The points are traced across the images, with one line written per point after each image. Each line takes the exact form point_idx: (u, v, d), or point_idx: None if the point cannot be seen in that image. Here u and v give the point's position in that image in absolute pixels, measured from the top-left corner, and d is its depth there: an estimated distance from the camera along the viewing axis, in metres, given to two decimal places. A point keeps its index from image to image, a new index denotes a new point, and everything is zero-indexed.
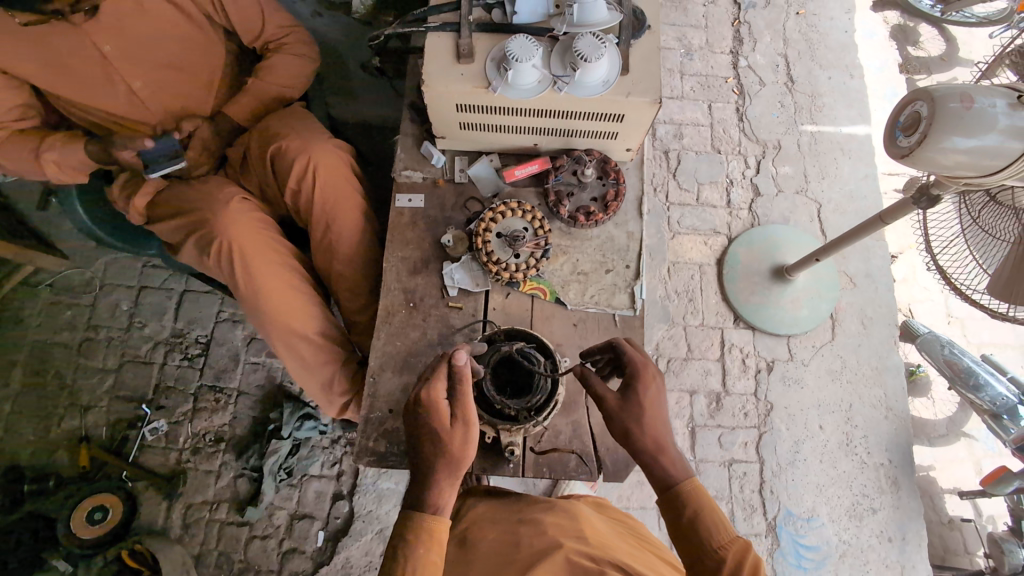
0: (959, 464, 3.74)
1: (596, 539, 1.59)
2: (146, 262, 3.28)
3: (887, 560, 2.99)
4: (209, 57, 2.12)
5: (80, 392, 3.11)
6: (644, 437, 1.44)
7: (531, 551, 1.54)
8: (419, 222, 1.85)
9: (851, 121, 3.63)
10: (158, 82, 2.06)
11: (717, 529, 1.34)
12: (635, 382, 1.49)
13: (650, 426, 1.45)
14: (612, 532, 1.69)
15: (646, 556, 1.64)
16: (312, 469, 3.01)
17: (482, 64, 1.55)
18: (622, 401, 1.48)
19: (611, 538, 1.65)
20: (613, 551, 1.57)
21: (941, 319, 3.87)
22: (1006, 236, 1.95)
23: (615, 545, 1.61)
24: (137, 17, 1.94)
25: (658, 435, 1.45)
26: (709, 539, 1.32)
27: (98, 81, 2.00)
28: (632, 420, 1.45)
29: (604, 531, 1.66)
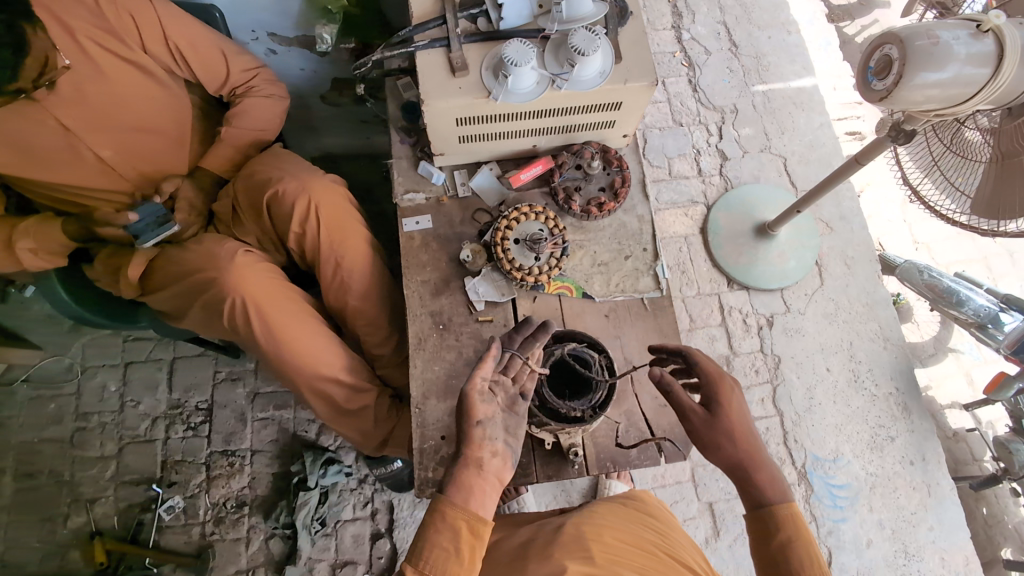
0: (952, 379, 3.95)
1: (605, 553, 1.38)
2: (127, 337, 3.12)
3: (913, 482, 3.12)
4: (176, 114, 2.07)
5: (81, 485, 2.93)
6: (731, 453, 1.49)
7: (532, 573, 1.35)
8: (431, 243, 1.83)
9: (797, 75, 3.78)
10: (126, 146, 2.01)
11: (809, 559, 1.35)
12: (717, 396, 1.52)
13: (737, 439, 1.50)
14: (627, 533, 1.49)
15: (665, 564, 1.43)
16: (344, 514, 2.91)
17: (478, 74, 1.55)
18: (709, 416, 1.52)
19: (624, 545, 1.44)
20: (623, 564, 1.37)
21: (909, 247, 4.07)
22: (982, 157, 2.09)
23: (626, 554, 1.41)
24: (97, 85, 1.88)
25: (744, 451, 1.49)
26: (797, 564, 1.35)
27: (63, 155, 1.93)
28: (719, 434, 1.50)
29: (617, 536, 1.45)
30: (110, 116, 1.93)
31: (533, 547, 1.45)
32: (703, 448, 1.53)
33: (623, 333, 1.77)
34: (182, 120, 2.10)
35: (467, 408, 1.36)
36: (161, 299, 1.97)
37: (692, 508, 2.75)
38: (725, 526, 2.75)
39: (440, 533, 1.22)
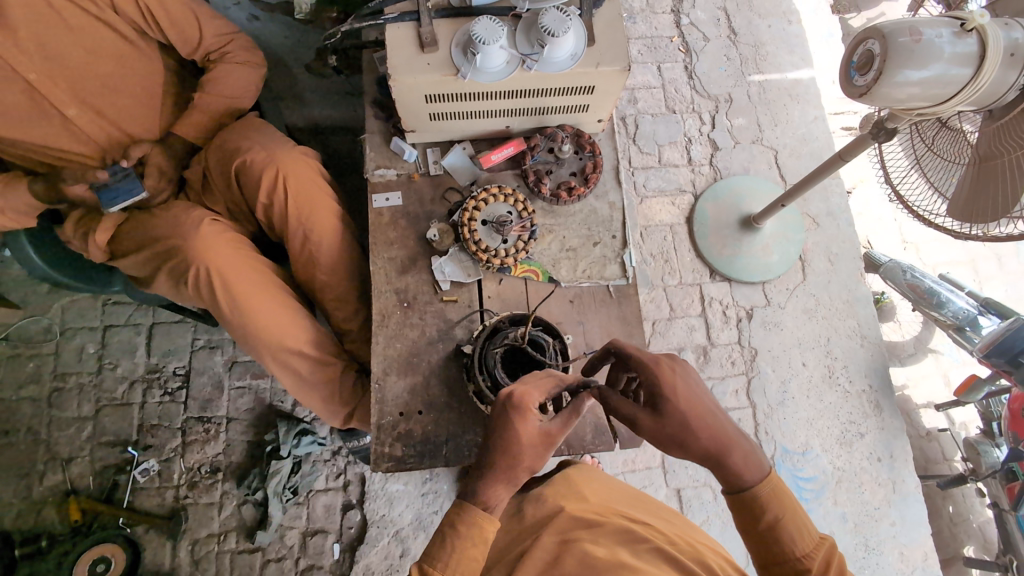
0: (928, 379, 3.95)
1: (598, 496, 1.55)
2: (107, 300, 3.13)
3: (879, 479, 3.17)
4: (146, 75, 2.07)
5: (58, 445, 2.95)
6: (695, 444, 1.36)
7: (535, 520, 1.49)
8: (400, 220, 1.82)
9: (795, 66, 3.73)
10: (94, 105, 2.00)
11: (800, 537, 1.30)
12: (660, 392, 1.37)
13: (693, 428, 1.36)
14: (613, 486, 1.66)
15: (648, 503, 1.64)
16: (316, 484, 2.95)
17: (447, 50, 1.52)
18: (657, 414, 1.38)
19: (613, 493, 1.61)
20: (615, 504, 1.54)
21: (897, 246, 4.06)
22: (961, 159, 2.08)
23: (617, 499, 1.58)
24: (62, 40, 1.89)
25: (705, 435, 1.36)
26: (786, 544, 1.30)
27: (33, 112, 1.93)
28: (676, 430, 1.36)
29: (604, 485, 1.64)
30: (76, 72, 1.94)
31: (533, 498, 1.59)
32: (667, 448, 1.41)
33: (586, 320, 1.78)
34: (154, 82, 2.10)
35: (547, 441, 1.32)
36: (128, 262, 1.94)
37: (660, 494, 2.79)
38: (692, 511, 2.79)
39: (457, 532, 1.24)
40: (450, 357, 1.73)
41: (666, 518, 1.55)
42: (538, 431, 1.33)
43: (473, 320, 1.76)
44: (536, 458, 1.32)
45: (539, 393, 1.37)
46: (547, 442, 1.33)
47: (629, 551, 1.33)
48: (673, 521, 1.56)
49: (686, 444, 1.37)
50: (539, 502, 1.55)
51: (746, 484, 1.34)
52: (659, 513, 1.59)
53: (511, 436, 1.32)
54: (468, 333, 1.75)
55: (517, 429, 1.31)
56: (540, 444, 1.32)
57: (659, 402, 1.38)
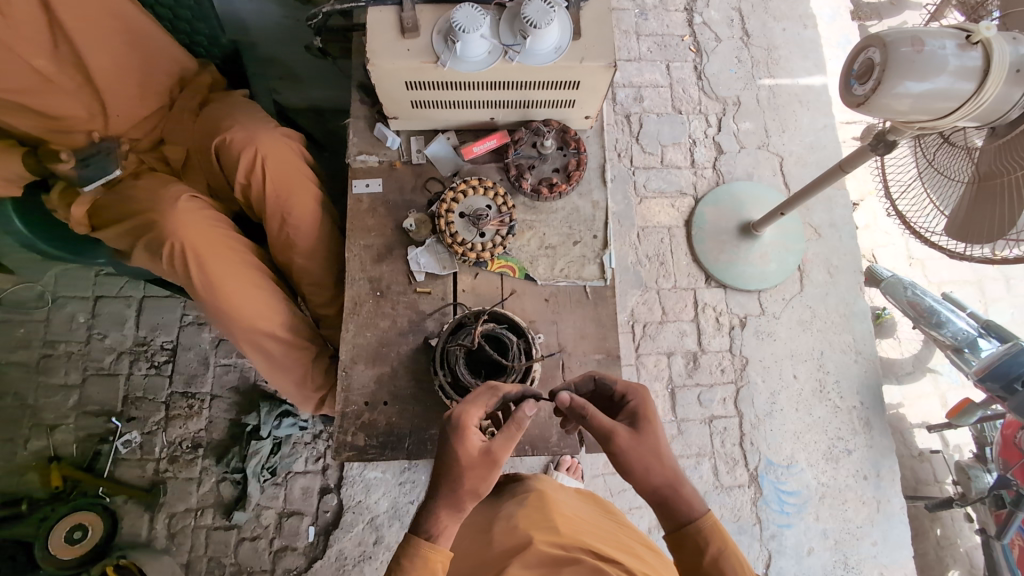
0: (926, 400, 3.87)
1: (569, 528, 1.51)
2: (99, 271, 3.14)
3: (864, 497, 3.12)
4: (140, 30, 1.93)
5: (44, 410, 2.99)
6: (651, 474, 1.36)
7: (503, 551, 1.46)
8: (378, 208, 1.79)
9: (807, 72, 3.64)
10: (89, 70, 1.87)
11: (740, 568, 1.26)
12: (644, 413, 1.42)
13: (660, 458, 1.37)
14: (587, 518, 1.63)
15: (622, 538, 1.62)
16: (295, 466, 2.96)
17: (429, 37, 1.49)
18: (636, 433, 1.38)
19: (587, 526, 1.58)
20: (586, 537, 1.51)
21: (902, 262, 3.97)
22: (959, 176, 2.03)
23: (588, 531, 1.55)
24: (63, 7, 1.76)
25: (662, 470, 1.36)
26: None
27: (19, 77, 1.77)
28: (645, 452, 1.37)
29: (577, 516, 1.61)
30: (70, 30, 1.77)
31: (502, 523, 1.57)
32: (628, 475, 1.37)
33: (560, 320, 1.75)
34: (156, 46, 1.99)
35: (494, 459, 1.30)
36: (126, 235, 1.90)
37: (639, 498, 2.75)
38: None
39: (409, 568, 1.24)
40: (419, 350, 1.71)
41: (638, 557, 1.53)
42: (479, 449, 1.32)
43: (445, 314, 1.73)
44: (478, 479, 1.30)
45: (480, 411, 1.37)
46: (489, 462, 1.31)
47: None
48: (646, 560, 1.53)
49: (648, 470, 1.36)
50: (500, 525, 1.56)
51: (686, 519, 1.32)
52: (631, 548, 1.58)
53: (453, 458, 1.32)
54: (440, 326, 1.73)
55: (458, 448, 1.32)
56: (483, 464, 1.31)
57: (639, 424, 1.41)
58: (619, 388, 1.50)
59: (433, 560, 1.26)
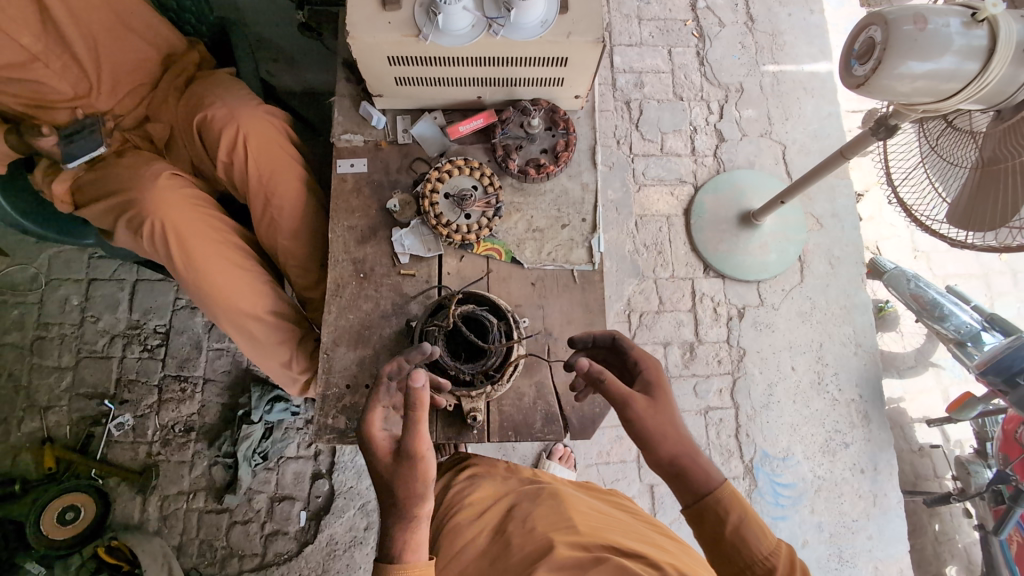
0: (927, 394, 3.81)
1: (588, 526, 1.45)
2: (93, 253, 3.14)
3: (861, 491, 3.08)
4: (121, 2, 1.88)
5: (37, 392, 2.99)
6: (666, 445, 1.33)
7: (523, 555, 1.40)
8: (363, 188, 1.76)
9: (812, 59, 3.56)
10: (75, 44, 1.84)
11: (762, 536, 1.25)
12: (658, 383, 1.41)
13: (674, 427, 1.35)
14: (603, 515, 1.56)
15: (641, 531, 1.56)
16: (287, 451, 2.95)
17: (411, 10, 1.46)
18: (652, 402, 1.37)
19: (605, 522, 1.52)
20: (607, 534, 1.45)
21: (906, 254, 3.90)
22: (963, 163, 1.96)
23: (608, 527, 1.50)
24: None
25: (677, 442, 1.34)
26: (752, 549, 1.23)
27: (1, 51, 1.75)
28: (661, 420, 1.35)
29: (596, 514, 1.56)
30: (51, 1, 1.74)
31: (517, 526, 1.51)
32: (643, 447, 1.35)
33: (547, 304, 1.71)
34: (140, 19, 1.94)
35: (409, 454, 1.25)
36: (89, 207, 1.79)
37: (632, 488, 2.78)
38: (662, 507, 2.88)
39: None
40: (402, 333, 1.68)
41: (661, 548, 1.48)
42: (391, 453, 1.30)
43: (430, 296, 1.70)
44: (410, 480, 1.25)
45: (376, 418, 1.35)
46: (409, 457, 1.25)
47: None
48: (669, 551, 1.48)
49: (665, 440, 1.34)
50: (515, 527, 1.51)
51: (704, 491, 1.28)
52: (649, 538, 1.52)
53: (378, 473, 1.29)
54: (423, 309, 1.70)
55: (375, 468, 1.29)
56: (406, 465, 1.25)
57: (652, 393, 1.40)
58: (632, 354, 1.49)
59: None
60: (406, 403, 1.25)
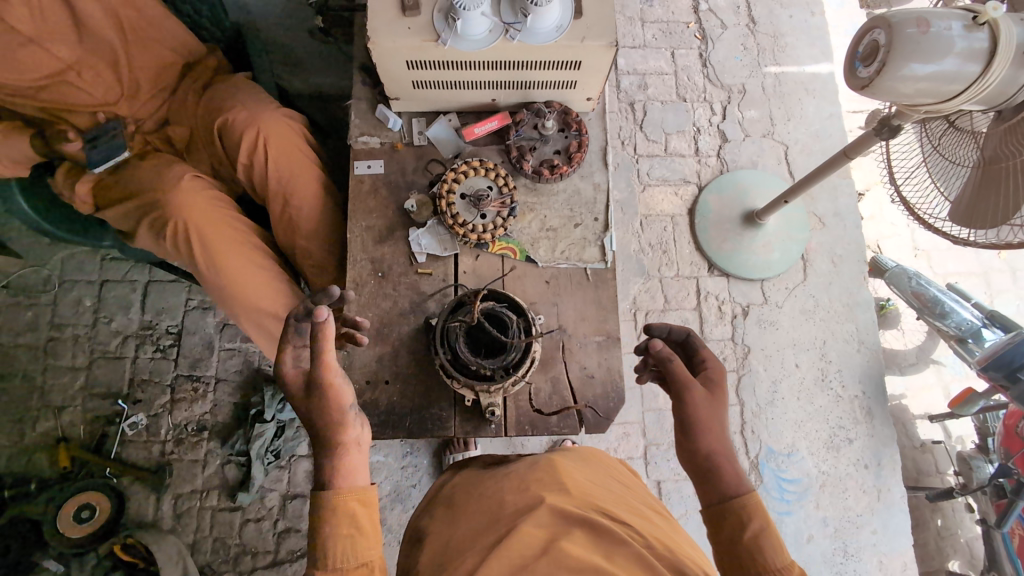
0: (928, 391, 3.86)
1: (580, 489, 1.45)
2: (106, 255, 3.18)
3: (865, 486, 3.12)
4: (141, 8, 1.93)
5: (51, 393, 3.02)
6: (709, 438, 1.45)
7: (513, 510, 1.41)
8: (380, 189, 1.80)
9: (813, 60, 3.60)
10: (107, 54, 1.95)
11: (780, 551, 1.30)
12: (719, 382, 1.53)
13: (719, 425, 1.47)
14: (598, 478, 1.55)
15: (633, 499, 1.55)
16: (299, 449, 2.98)
17: (430, 15, 1.50)
18: (710, 396, 1.49)
19: (599, 488, 1.51)
20: (600, 500, 1.44)
21: (907, 253, 3.95)
22: (965, 162, 2.01)
23: (601, 492, 1.48)
24: None
25: (719, 440, 1.45)
26: (763, 558, 1.29)
27: (36, 62, 1.85)
28: (711, 415, 1.47)
29: (592, 478, 1.54)
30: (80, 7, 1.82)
31: (511, 483, 1.51)
32: (688, 433, 1.47)
33: (561, 302, 1.75)
34: (162, 26, 2.00)
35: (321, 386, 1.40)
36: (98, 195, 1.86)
37: None
38: (669, 502, 2.94)
39: (337, 519, 1.29)
40: (420, 330, 1.72)
41: (650, 521, 1.48)
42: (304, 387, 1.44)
43: (446, 295, 1.75)
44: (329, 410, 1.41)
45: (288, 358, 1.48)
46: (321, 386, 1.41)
47: (607, 560, 1.28)
48: (656, 524, 1.48)
49: (710, 433, 1.45)
50: (508, 484, 1.50)
51: (733, 492, 1.36)
52: (639, 510, 1.51)
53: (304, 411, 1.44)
54: (440, 307, 1.74)
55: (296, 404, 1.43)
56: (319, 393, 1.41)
57: (711, 390, 1.52)
58: (702, 353, 1.61)
59: (345, 500, 1.32)
60: (313, 336, 1.40)
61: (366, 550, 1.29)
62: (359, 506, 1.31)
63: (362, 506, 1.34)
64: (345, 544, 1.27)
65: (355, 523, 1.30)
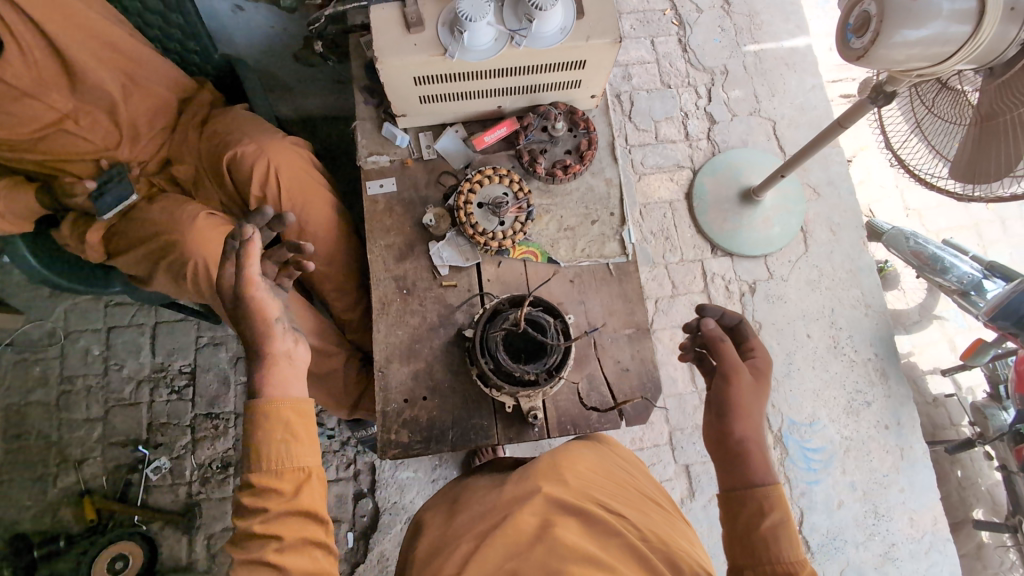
0: (935, 346, 3.92)
1: (578, 479, 1.47)
2: (109, 301, 3.14)
3: (887, 446, 3.17)
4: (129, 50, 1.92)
5: (69, 446, 2.98)
6: (743, 424, 1.53)
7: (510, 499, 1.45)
8: (395, 207, 1.80)
9: (790, 34, 3.65)
10: (104, 99, 1.92)
11: (793, 546, 1.34)
12: (766, 375, 1.62)
13: (755, 415, 1.54)
14: (601, 466, 1.55)
15: (635, 492, 1.54)
16: (327, 474, 2.95)
17: (434, 30, 1.50)
18: (756, 386, 1.58)
19: (599, 478, 1.51)
20: (598, 491, 1.46)
21: (899, 213, 4.02)
22: (961, 120, 2.06)
23: (600, 482, 1.49)
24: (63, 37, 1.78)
25: (753, 427, 1.53)
26: (777, 551, 1.33)
27: (32, 114, 1.81)
28: (750, 401, 1.55)
29: (597, 468, 1.54)
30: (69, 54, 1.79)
31: (512, 479, 1.53)
32: (725, 412, 1.54)
33: (587, 299, 1.76)
34: (152, 65, 1.99)
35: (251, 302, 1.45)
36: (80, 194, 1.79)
37: (668, 471, 2.96)
38: (700, 485, 2.96)
39: (273, 427, 1.34)
40: (452, 342, 1.73)
41: (649, 514, 1.47)
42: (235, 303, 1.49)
43: (473, 304, 1.75)
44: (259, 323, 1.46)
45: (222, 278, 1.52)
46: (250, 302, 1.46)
47: (597, 548, 1.31)
48: (654, 518, 1.47)
49: (744, 418, 1.53)
50: (513, 479, 1.52)
51: (758, 480, 1.43)
52: (639, 502, 1.50)
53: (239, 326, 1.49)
54: (469, 317, 1.74)
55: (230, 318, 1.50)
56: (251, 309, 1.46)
57: (758, 382, 1.61)
58: (750, 344, 1.71)
59: (280, 410, 1.36)
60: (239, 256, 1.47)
61: (301, 455, 1.35)
62: (295, 416, 1.36)
63: (298, 416, 1.38)
64: (278, 448, 1.33)
65: (289, 429, 1.35)
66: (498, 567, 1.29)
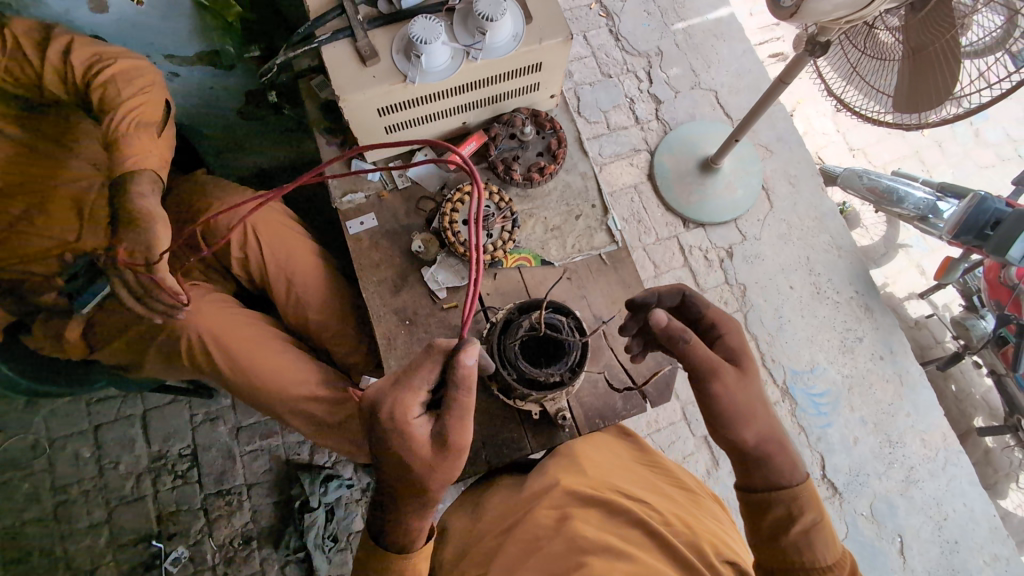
0: (906, 273, 4.09)
1: (598, 470, 1.48)
2: (91, 399, 3.01)
3: (886, 376, 3.27)
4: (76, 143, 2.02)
5: (76, 559, 2.82)
6: (752, 427, 1.39)
7: (532, 493, 1.48)
8: (380, 241, 1.78)
9: (712, 7, 3.79)
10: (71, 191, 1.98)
11: (828, 548, 1.31)
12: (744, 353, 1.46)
13: (758, 414, 1.42)
14: (620, 458, 1.56)
15: (657, 476, 1.56)
16: (354, 526, 2.86)
17: (389, 58, 1.51)
18: (740, 374, 1.43)
19: (619, 470, 1.53)
20: (617, 479, 1.48)
21: (846, 155, 4.19)
22: (893, 56, 2.16)
23: (618, 470, 1.52)
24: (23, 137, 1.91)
25: (764, 421, 1.42)
26: (813, 557, 1.30)
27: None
28: (746, 398, 1.41)
29: (617, 461, 1.55)
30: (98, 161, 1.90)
31: (532, 478, 1.55)
32: (730, 422, 1.40)
33: (588, 293, 1.78)
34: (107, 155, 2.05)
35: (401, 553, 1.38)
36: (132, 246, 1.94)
37: (689, 446, 2.94)
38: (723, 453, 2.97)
39: None
40: None
41: (674, 498, 1.48)
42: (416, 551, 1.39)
43: (478, 321, 1.74)
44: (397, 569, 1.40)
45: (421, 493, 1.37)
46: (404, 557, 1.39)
47: (618, 535, 1.30)
48: (679, 502, 1.47)
49: (751, 420, 1.40)
50: (536, 480, 1.51)
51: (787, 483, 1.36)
52: (663, 489, 1.51)
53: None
54: (477, 334, 1.73)
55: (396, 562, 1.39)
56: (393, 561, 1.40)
57: (741, 369, 1.45)
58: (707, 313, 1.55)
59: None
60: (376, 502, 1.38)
61: None
62: None
63: None
64: None
65: None
66: (520, 562, 1.30)
